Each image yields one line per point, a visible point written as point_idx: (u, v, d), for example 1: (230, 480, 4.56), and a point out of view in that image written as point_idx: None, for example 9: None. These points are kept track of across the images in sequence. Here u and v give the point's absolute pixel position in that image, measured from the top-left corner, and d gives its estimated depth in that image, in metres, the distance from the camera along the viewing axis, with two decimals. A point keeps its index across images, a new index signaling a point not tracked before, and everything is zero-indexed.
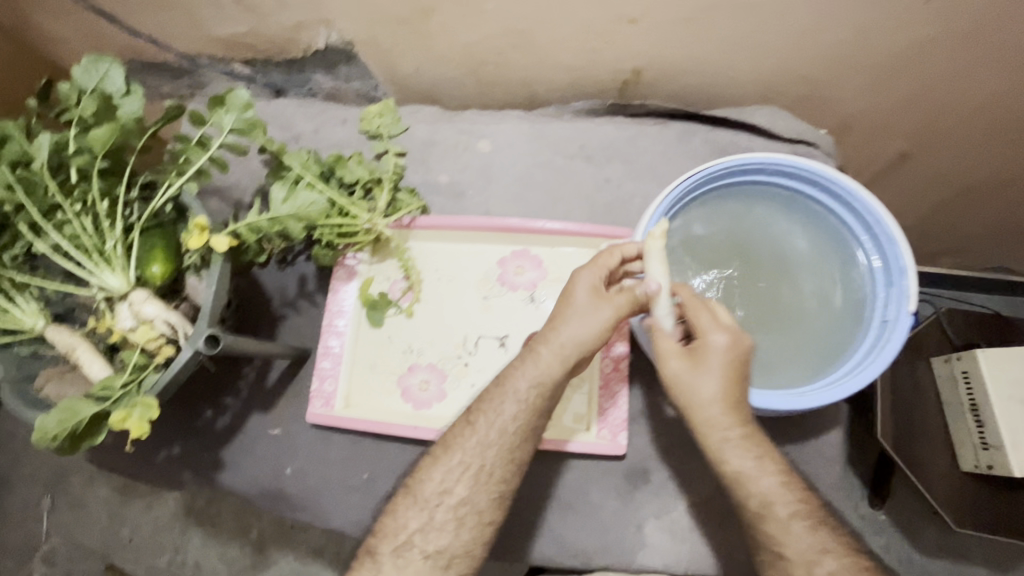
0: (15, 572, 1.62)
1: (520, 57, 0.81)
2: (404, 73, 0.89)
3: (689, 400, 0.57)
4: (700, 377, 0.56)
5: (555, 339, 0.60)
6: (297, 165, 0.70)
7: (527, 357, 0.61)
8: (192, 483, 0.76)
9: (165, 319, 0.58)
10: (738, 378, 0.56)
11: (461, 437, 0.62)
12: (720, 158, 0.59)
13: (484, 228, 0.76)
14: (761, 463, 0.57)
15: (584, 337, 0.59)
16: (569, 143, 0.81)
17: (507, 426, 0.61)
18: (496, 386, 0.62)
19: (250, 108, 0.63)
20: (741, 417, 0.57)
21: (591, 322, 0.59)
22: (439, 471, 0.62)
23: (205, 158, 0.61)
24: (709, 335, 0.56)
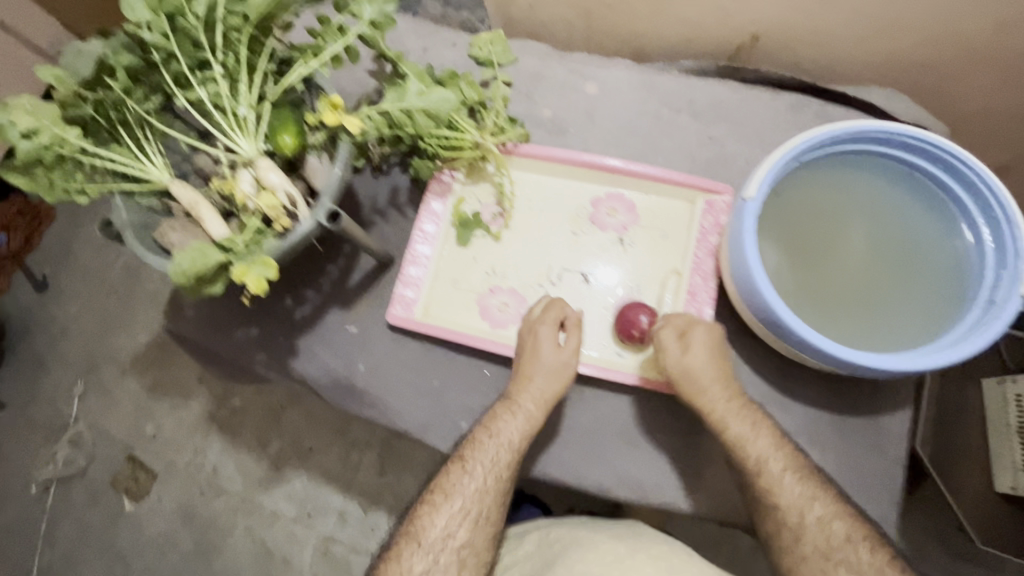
0: (41, 446, 1.71)
1: (642, 5, 0.81)
2: (517, 7, 0.90)
3: (695, 376, 0.64)
4: (695, 354, 0.65)
5: (523, 396, 0.68)
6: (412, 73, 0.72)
7: (504, 414, 0.68)
8: (263, 365, 0.79)
9: (286, 191, 0.60)
10: (722, 356, 0.66)
11: (457, 483, 0.67)
12: (846, 121, 0.59)
13: (585, 166, 0.76)
14: (756, 427, 0.64)
15: (548, 387, 0.68)
16: (678, 98, 0.80)
17: (498, 470, 0.67)
18: (482, 435, 0.68)
19: (391, 3, 0.64)
20: (729, 389, 0.65)
21: (556, 375, 0.69)
22: (441, 517, 0.66)
23: (342, 42, 0.62)
24: (692, 329, 0.66)
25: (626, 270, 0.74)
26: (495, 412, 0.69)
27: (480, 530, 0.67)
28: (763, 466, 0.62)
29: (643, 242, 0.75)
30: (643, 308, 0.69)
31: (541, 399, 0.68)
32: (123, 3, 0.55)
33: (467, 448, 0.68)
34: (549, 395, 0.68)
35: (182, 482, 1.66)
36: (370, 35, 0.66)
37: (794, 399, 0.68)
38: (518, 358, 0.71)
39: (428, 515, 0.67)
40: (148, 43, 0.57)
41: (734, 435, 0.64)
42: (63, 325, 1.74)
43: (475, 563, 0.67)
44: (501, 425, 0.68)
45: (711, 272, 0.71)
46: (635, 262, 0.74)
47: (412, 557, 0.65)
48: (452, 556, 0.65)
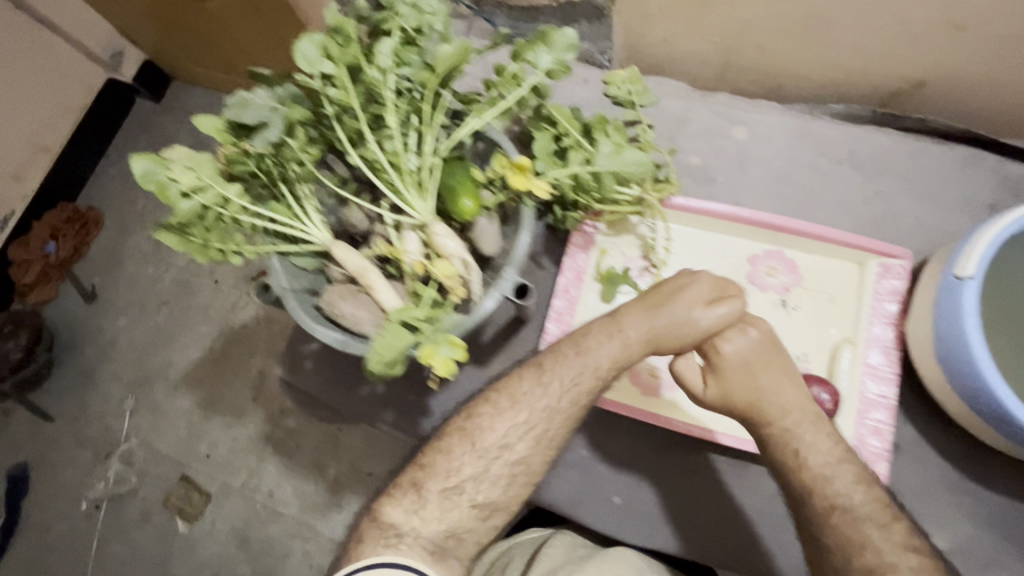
0: (91, 464, 1.62)
1: (798, 44, 0.76)
2: (648, 42, 0.85)
3: (736, 402, 0.59)
4: (734, 378, 0.59)
5: (631, 324, 0.59)
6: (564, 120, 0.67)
7: (603, 332, 0.60)
8: (390, 424, 0.75)
9: (463, 259, 0.55)
10: (778, 366, 0.59)
11: (528, 392, 0.60)
12: None
13: (746, 221, 0.71)
14: (810, 456, 0.57)
15: (666, 333, 0.58)
16: (836, 147, 0.75)
17: (577, 391, 0.59)
18: (570, 347, 0.61)
19: (572, 51, 0.58)
20: (789, 403, 0.59)
21: (681, 327, 0.58)
22: (503, 423, 0.60)
23: (521, 95, 0.57)
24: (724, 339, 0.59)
25: (792, 337, 0.69)
26: (591, 327, 0.61)
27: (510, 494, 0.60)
28: (809, 498, 0.57)
29: (807, 306, 0.70)
30: (822, 383, 0.63)
31: (649, 336, 0.58)
32: (296, 50, 0.50)
33: (550, 355, 0.61)
34: (659, 339, 0.58)
35: (237, 502, 1.54)
36: (541, 85, 0.60)
37: (982, 485, 0.63)
38: (648, 288, 0.61)
39: (489, 414, 0.60)
40: (326, 97, 0.52)
41: (781, 462, 0.58)
42: (112, 339, 1.65)
43: (522, 484, 0.60)
44: (593, 343, 0.60)
45: (891, 345, 0.66)
46: (801, 328, 0.69)
47: (463, 455, 0.60)
48: (503, 467, 0.60)
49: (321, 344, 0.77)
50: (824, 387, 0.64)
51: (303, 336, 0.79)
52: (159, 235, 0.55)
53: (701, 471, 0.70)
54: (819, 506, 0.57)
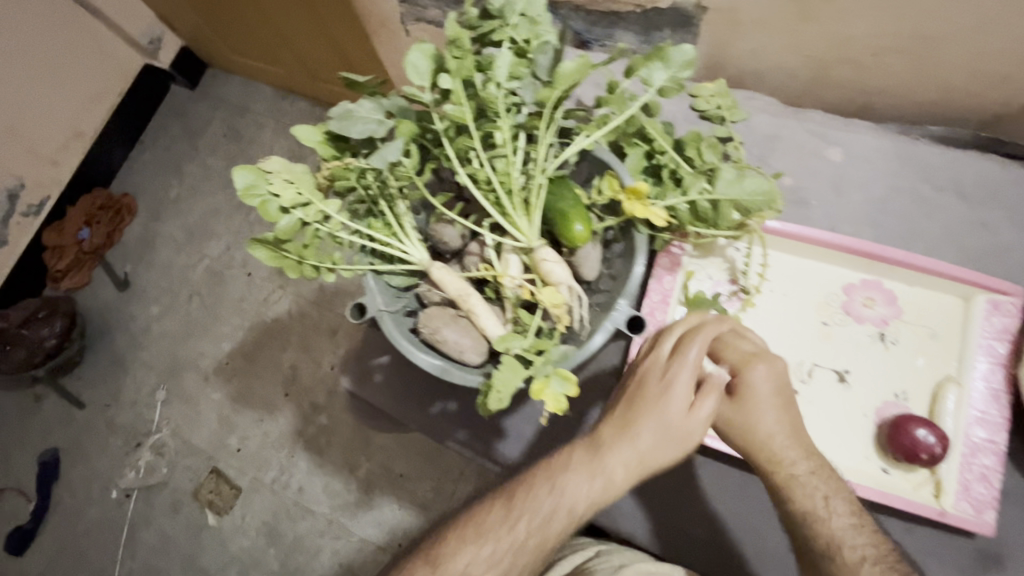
0: (115, 460, 1.43)
1: (900, 64, 0.72)
2: (734, 53, 0.80)
3: (750, 438, 0.57)
4: (754, 414, 0.57)
5: (619, 453, 0.55)
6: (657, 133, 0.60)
7: (581, 469, 0.55)
8: (463, 443, 0.73)
9: (571, 286, 0.53)
10: (788, 403, 0.57)
11: (494, 529, 0.56)
12: None
13: (846, 249, 0.68)
14: (834, 504, 0.55)
15: (659, 453, 0.54)
16: (939, 174, 0.71)
17: (548, 531, 0.55)
18: (542, 485, 0.56)
19: (689, 68, 0.55)
20: (800, 449, 0.57)
21: (676, 437, 0.54)
22: (465, 556, 0.55)
23: (634, 113, 0.54)
24: (748, 367, 0.57)
25: (890, 373, 0.66)
26: (571, 460, 0.56)
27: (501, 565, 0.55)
28: (839, 551, 0.54)
29: (907, 341, 0.67)
30: (929, 423, 0.60)
31: (637, 464, 0.54)
32: (405, 62, 0.49)
33: (520, 488, 0.56)
34: (646, 466, 0.54)
35: (268, 500, 1.34)
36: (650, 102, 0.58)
37: None
38: (627, 403, 0.57)
39: (453, 543, 0.57)
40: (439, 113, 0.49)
41: (804, 513, 0.55)
42: (142, 325, 1.51)
43: None
44: (568, 480, 0.55)
45: (1001, 388, 0.63)
46: (900, 364, 0.66)
47: None
48: None
49: (391, 358, 0.75)
50: (929, 427, 0.60)
51: (371, 349, 0.77)
52: (251, 248, 0.52)
53: None
54: (840, 562, 0.54)
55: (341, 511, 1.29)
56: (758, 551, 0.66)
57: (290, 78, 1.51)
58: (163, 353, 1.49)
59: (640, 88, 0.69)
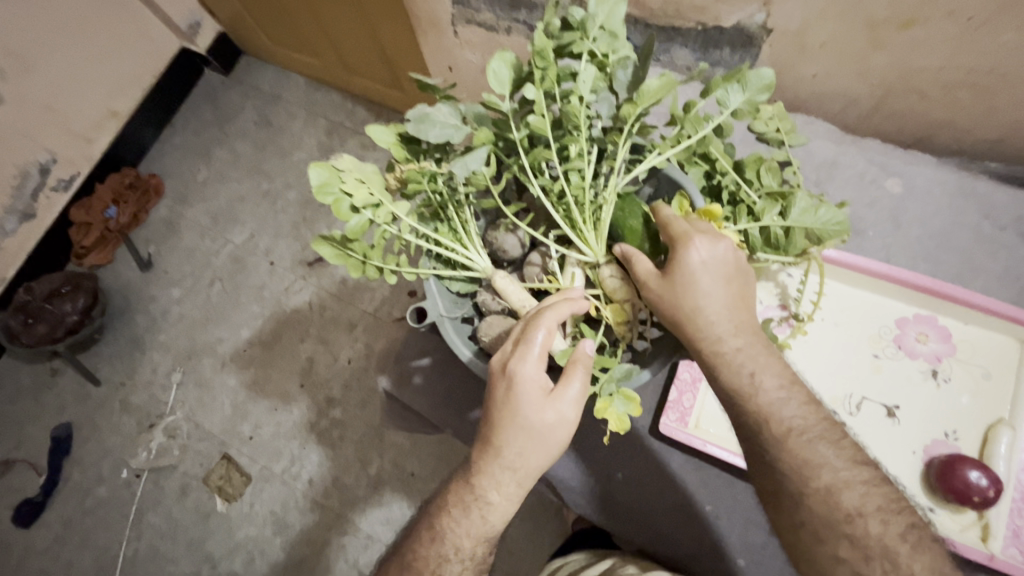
0: (126, 440, 1.41)
1: (966, 100, 0.72)
2: (795, 76, 0.79)
3: (678, 318, 0.48)
4: (688, 295, 0.48)
5: (491, 476, 0.51)
6: (721, 153, 0.59)
7: (470, 508, 0.52)
8: None
9: (636, 304, 0.53)
10: (728, 281, 0.48)
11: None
12: None
13: (899, 283, 0.68)
14: (758, 377, 0.48)
15: (529, 459, 0.49)
16: (1001, 212, 0.71)
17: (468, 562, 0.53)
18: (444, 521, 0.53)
19: (765, 91, 0.55)
20: (736, 329, 0.49)
21: (540, 439, 0.49)
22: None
23: (708, 133, 0.54)
24: (682, 242, 0.48)
25: (943, 411, 0.65)
26: (457, 490, 0.53)
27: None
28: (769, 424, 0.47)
29: (962, 380, 0.66)
30: (982, 463, 0.59)
31: (510, 477, 0.50)
32: (490, 67, 0.49)
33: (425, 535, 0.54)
34: (522, 477, 0.50)
35: (277, 490, 1.31)
36: (722, 123, 0.58)
37: None
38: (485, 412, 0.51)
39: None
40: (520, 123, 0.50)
41: (730, 390, 0.48)
42: (163, 306, 1.51)
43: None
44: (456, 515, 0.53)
45: None
46: (953, 402, 0.65)
47: None
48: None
49: (431, 362, 0.75)
50: (983, 469, 0.59)
51: (411, 350, 0.77)
52: (317, 245, 0.52)
53: None
54: (768, 430, 0.47)
55: (351, 506, 1.27)
56: None
57: (327, 70, 1.51)
58: (182, 335, 1.48)
59: (717, 109, 0.77)
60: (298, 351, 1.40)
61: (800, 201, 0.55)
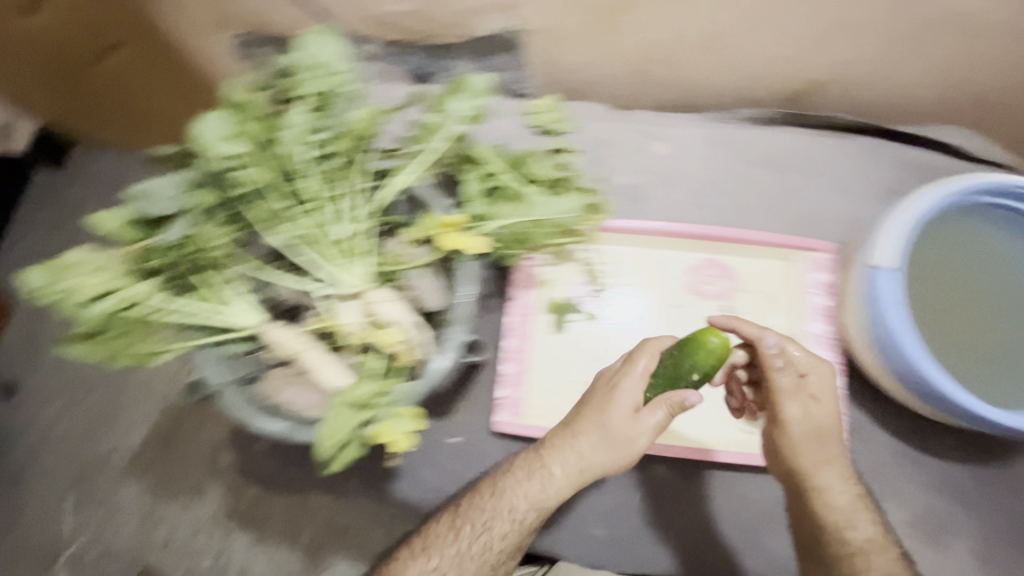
0: None
1: (704, 62, 0.80)
2: (566, 67, 0.85)
3: (817, 430, 0.60)
4: (823, 408, 0.60)
5: (558, 456, 0.62)
6: (487, 157, 0.60)
7: (535, 476, 0.62)
8: (358, 493, 0.72)
9: (409, 322, 0.54)
10: (834, 410, 0.61)
11: (440, 540, 0.62)
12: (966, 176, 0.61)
13: (679, 235, 0.74)
14: (825, 482, 0.61)
15: (592, 457, 0.61)
16: (752, 151, 0.79)
17: (495, 543, 0.61)
18: (490, 488, 0.63)
19: (486, 95, 0.58)
20: (837, 448, 0.61)
21: (615, 443, 0.60)
22: (415, 567, 0.61)
23: (442, 146, 0.57)
24: (809, 370, 0.60)
25: None
26: (522, 462, 0.64)
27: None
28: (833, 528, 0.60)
29: (747, 309, 0.73)
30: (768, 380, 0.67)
31: (575, 464, 0.61)
32: (197, 131, 0.49)
33: (469, 500, 0.63)
34: (584, 470, 0.61)
35: None
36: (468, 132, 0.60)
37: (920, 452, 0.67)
38: (575, 408, 0.64)
39: None
40: (238, 180, 0.50)
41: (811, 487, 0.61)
42: None
43: None
44: (512, 488, 0.62)
45: (827, 336, 0.70)
46: None
47: None
48: None
49: None
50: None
51: None
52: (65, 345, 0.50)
53: (670, 484, 0.71)
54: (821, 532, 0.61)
55: None
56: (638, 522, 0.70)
57: None
58: None
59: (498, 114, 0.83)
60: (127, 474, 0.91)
61: (511, 211, 0.58)
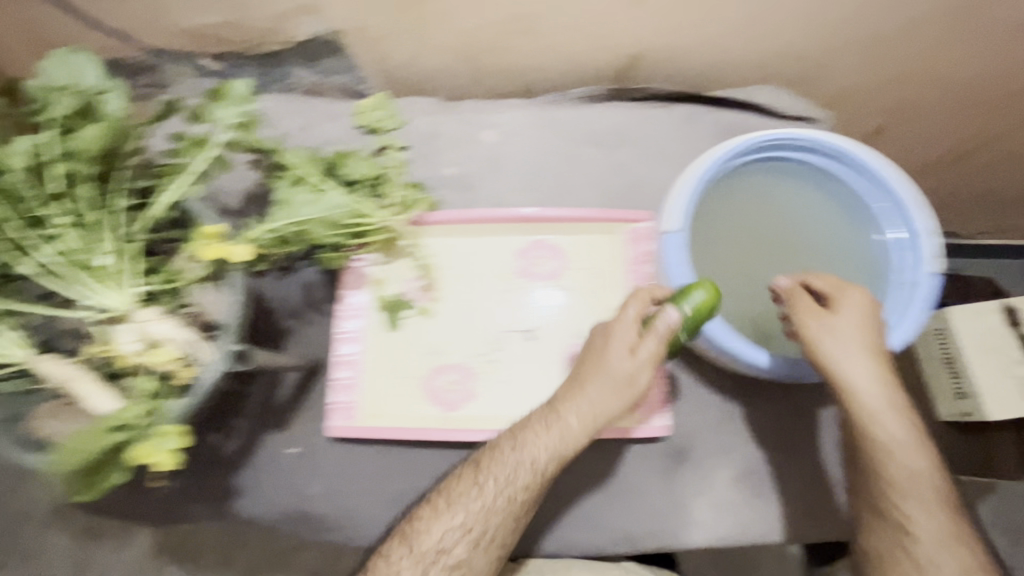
0: None
1: (522, 42, 0.78)
2: (395, 60, 0.85)
3: (857, 356, 0.57)
4: (850, 334, 0.58)
5: (570, 411, 0.60)
6: (297, 163, 0.65)
7: (548, 425, 0.60)
8: (202, 515, 0.71)
9: (179, 339, 0.52)
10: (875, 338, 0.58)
11: (463, 494, 0.60)
12: (754, 132, 0.63)
13: (502, 221, 0.74)
14: (886, 413, 0.58)
15: (603, 408, 0.60)
16: (576, 130, 0.79)
17: (512, 492, 0.59)
18: (506, 446, 0.61)
19: (251, 101, 0.58)
20: (881, 376, 0.58)
21: (618, 387, 0.60)
22: (439, 527, 0.59)
23: (205, 157, 0.56)
24: (844, 293, 0.59)
25: (565, 318, 0.72)
26: (531, 423, 0.61)
27: (480, 552, 0.59)
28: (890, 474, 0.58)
29: (577, 287, 0.73)
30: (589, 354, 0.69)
31: (587, 416, 0.60)
32: None
33: (488, 454, 0.61)
34: (595, 423, 0.60)
35: None
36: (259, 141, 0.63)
37: (741, 409, 0.69)
38: (583, 361, 0.63)
39: None
40: None
41: (862, 415, 0.58)
42: None
43: None
44: (529, 441, 0.60)
45: None
46: (572, 309, 0.72)
47: None
48: (445, 569, 0.58)
49: None
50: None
51: None
52: None
53: None
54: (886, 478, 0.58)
55: None
56: None
57: None
58: None
59: (325, 116, 0.83)
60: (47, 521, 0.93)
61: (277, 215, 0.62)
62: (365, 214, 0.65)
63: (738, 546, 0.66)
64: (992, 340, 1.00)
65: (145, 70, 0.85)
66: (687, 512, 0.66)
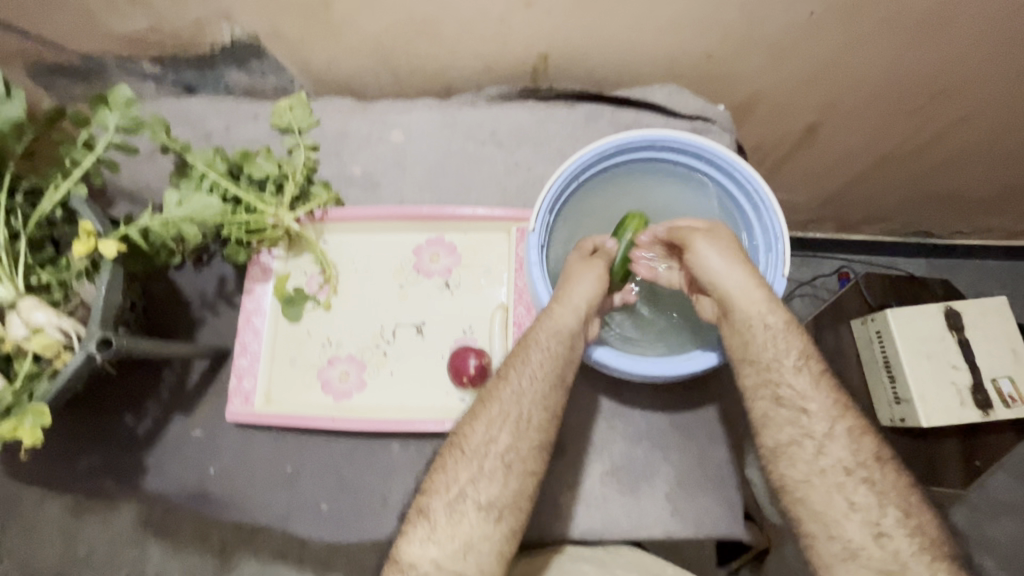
0: None
1: (429, 45, 0.75)
2: (314, 64, 0.81)
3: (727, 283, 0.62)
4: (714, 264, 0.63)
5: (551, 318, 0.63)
6: (201, 163, 0.68)
7: (542, 313, 0.63)
8: (116, 490, 0.76)
9: (57, 326, 0.56)
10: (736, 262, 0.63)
11: (495, 393, 0.62)
12: (637, 130, 0.67)
13: (401, 218, 0.76)
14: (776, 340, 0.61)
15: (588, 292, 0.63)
16: (478, 130, 0.82)
17: (544, 375, 0.61)
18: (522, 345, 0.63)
19: (134, 106, 0.61)
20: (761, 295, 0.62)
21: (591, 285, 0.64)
22: (482, 424, 0.61)
23: (92, 159, 0.60)
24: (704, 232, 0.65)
25: (456, 313, 0.75)
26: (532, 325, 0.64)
27: (524, 435, 0.60)
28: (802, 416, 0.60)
29: (467, 282, 0.76)
30: (470, 351, 0.70)
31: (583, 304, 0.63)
32: None
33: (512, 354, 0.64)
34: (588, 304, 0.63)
35: None
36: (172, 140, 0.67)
37: (619, 406, 0.71)
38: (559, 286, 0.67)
39: None
40: None
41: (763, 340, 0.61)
42: None
43: (521, 477, 0.60)
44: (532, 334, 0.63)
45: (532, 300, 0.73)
46: (463, 306, 0.75)
47: None
48: (497, 459, 0.60)
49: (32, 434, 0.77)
50: (479, 357, 0.71)
51: None
52: None
53: (395, 461, 0.73)
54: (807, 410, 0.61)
55: None
56: (368, 495, 0.73)
57: None
58: None
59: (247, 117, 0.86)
60: (47, 496, 1.09)
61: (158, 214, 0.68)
62: (259, 208, 0.70)
63: (607, 538, 0.68)
64: (927, 342, 0.98)
65: (94, 74, 0.84)
66: (558, 506, 0.68)
